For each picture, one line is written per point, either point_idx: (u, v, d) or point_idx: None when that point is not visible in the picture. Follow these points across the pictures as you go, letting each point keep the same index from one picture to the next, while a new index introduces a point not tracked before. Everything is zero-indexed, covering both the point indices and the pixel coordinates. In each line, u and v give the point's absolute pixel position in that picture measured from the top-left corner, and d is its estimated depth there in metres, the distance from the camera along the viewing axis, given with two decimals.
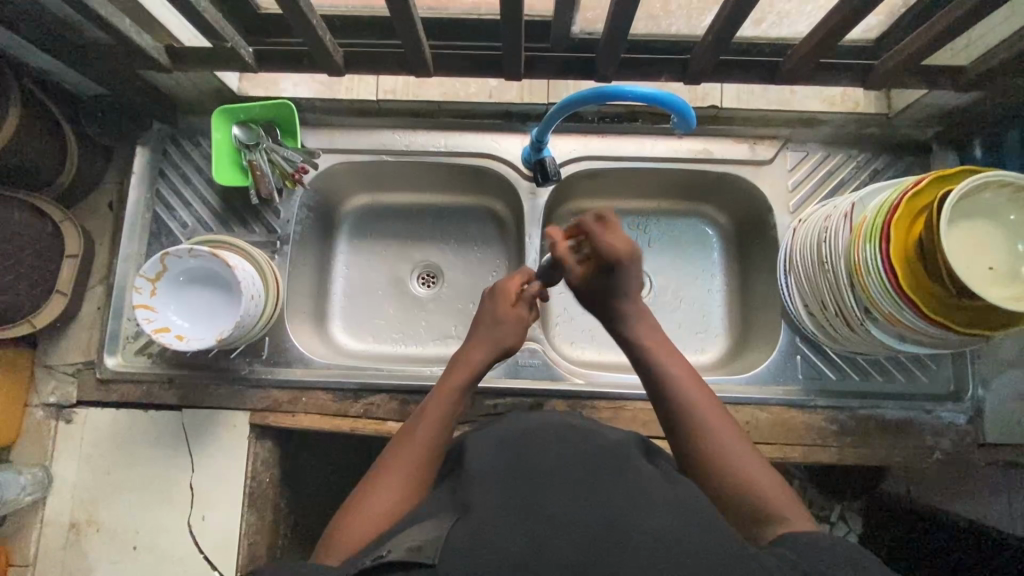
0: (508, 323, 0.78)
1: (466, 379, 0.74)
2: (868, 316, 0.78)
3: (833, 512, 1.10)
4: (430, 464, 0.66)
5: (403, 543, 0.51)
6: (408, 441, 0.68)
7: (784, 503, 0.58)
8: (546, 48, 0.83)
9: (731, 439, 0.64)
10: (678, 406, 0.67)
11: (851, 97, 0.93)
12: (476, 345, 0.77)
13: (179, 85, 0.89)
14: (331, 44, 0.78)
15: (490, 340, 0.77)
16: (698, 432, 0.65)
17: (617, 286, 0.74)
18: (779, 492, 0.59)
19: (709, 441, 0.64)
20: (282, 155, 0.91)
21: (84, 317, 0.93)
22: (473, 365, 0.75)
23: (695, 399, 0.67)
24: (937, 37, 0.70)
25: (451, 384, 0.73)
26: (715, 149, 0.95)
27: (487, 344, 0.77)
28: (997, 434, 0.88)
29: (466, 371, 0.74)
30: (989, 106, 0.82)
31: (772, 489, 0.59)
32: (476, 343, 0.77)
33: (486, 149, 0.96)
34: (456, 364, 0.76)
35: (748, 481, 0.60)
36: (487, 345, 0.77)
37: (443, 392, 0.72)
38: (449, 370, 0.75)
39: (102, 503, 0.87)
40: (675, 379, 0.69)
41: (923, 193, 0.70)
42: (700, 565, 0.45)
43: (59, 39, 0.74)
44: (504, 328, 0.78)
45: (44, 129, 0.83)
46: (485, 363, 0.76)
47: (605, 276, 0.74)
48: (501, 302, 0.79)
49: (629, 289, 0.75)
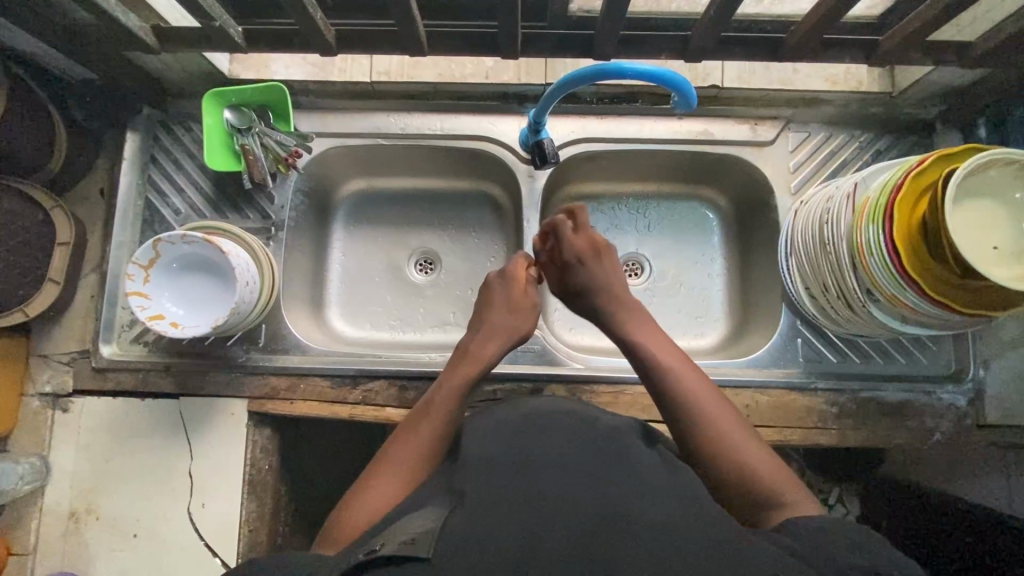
0: (522, 313, 0.82)
1: (479, 371, 0.75)
2: (870, 297, 0.77)
3: (831, 495, 1.12)
4: (433, 455, 0.66)
5: (396, 537, 0.49)
6: (410, 432, 0.68)
7: (793, 493, 0.58)
8: (543, 26, 0.82)
9: (742, 444, 0.62)
10: (668, 384, 0.68)
11: (852, 75, 0.91)
12: (489, 338, 0.79)
13: (169, 68, 0.87)
14: (322, 22, 0.76)
15: (500, 337, 0.79)
16: (718, 439, 0.62)
17: (588, 282, 0.80)
18: (781, 476, 0.59)
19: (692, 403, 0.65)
20: (275, 138, 0.89)
21: (78, 306, 0.92)
22: (485, 358, 0.77)
23: (709, 410, 0.64)
24: (942, 10, 0.69)
25: (462, 375, 0.74)
26: (715, 130, 0.93)
27: (500, 337, 0.79)
28: (998, 415, 0.88)
29: (478, 363, 0.76)
30: (995, 82, 0.80)
31: (774, 474, 0.59)
32: (489, 337, 0.79)
33: (481, 131, 0.94)
34: (467, 355, 0.77)
35: (728, 453, 0.61)
36: (496, 342, 0.79)
37: (451, 384, 0.73)
38: (460, 360, 0.77)
39: (101, 492, 0.87)
40: (689, 388, 0.66)
41: (927, 172, 0.68)
42: (702, 563, 0.44)
43: (42, 20, 0.73)
44: (517, 318, 0.82)
45: (31, 114, 0.81)
46: (492, 359, 0.77)
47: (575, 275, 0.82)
48: (513, 288, 0.84)
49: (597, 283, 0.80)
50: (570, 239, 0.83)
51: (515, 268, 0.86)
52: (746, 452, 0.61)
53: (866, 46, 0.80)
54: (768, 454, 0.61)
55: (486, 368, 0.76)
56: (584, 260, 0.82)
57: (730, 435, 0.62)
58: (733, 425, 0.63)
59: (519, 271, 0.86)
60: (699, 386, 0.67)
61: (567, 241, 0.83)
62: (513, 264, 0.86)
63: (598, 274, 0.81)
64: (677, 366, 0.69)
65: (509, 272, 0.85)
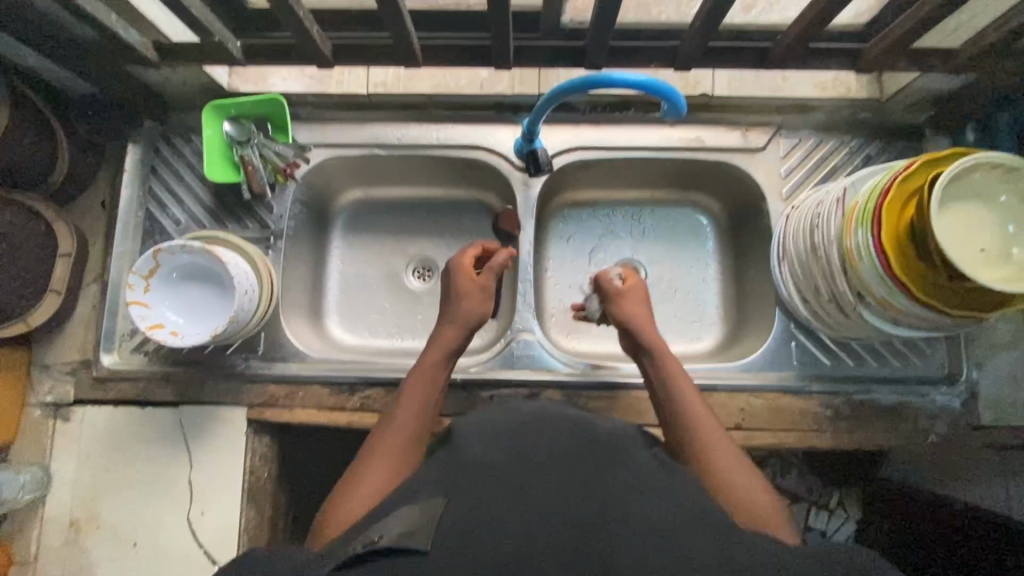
0: (474, 295, 0.79)
1: (445, 355, 0.76)
2: (861, 300, 0.78)
3: (831, 500, 1.10)
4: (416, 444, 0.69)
5: (394, 527, 0.49)
6: (392, 424, 0.69)
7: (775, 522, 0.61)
8: (535, 38, 0.83)
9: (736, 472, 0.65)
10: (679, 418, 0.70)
11: (841, 82, 0.92)
12: (448, 323, 0.78)
13: (169, 82, 0.89)
14: (319, 36, 0.77)
15: (457, 320, 0.78)
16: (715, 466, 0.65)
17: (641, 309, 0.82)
18: (769, 506, 0.62)
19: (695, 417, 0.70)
20: (273, 150, 0.90)
21: (79, 316, 0.93)
22: (448, 342, 0.77)
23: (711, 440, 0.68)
24: (925, 18, 0.70)
25: (429, 361, 0.75)
26: (707, 137, 0.95)
27: (457, 319, 0.78)
28: (992, 416, 0.89)
29: (442, 349, 0.76)
30: (981, 88, 0.82)
31: (763, 502, 0.62)
32: (448, 322, 0.78)
33: (476, 140, 0.96)
34: (431, 343, 0.77)
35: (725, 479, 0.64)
36: (457, 325, 0.78)
37: (422, 371, 0.74)
38: (425, 350, 0.76)
39: (101, 500, 0.88)
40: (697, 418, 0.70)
41: (914, 176, 0.70)
42: (692, 560, 0.44)
43: (45, 36, 0.74)
44: (467, 299, 0.79)
45: (34, 128, 0.83)
46: (456, 341, 0.77)
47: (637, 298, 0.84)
48: (461, 276, 0.81)
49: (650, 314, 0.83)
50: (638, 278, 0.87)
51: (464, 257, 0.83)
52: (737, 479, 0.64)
53: (853, 53, 0.82)
54: (759, 481, 0.64)
55: (452, 350, 0.76)
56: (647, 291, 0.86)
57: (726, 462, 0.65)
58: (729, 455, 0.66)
59: (467, 258, 0.83)
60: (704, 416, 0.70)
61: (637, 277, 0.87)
62: (462, 253, 0.84)
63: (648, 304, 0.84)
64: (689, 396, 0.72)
65: (456, 263, 0.82)
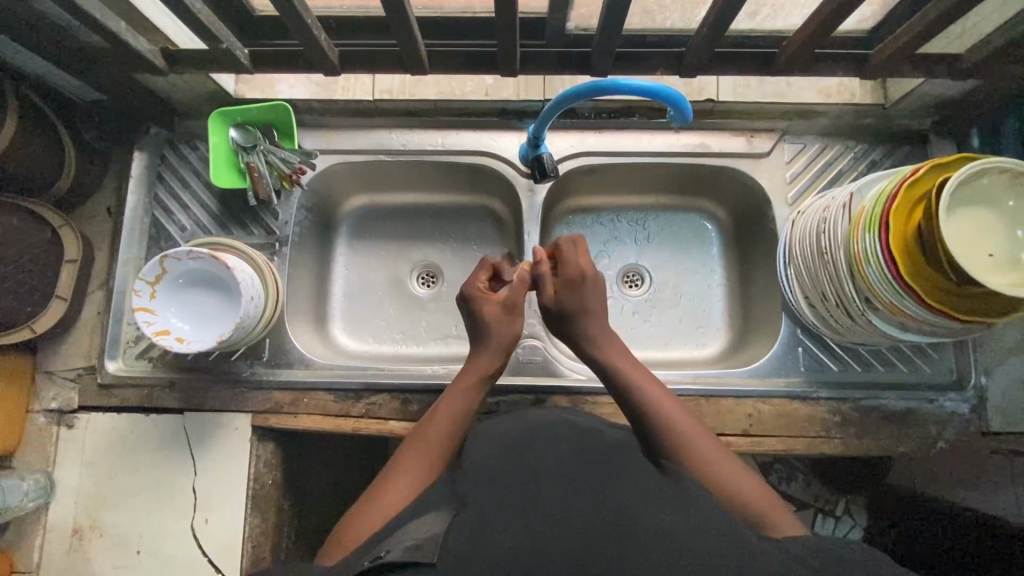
0: (506, 321, 0.78)
1: (479, 379, 0.75)
2: (869, 305, 0.77)
3: (838, 506, 1.10)
4: (445, 459, 0.67)
5: (401, 543, 0.50)
6: (420, 439, 0.68)
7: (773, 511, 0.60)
8: (541, 44, 0.83)
9: (723, 466, 0.63)
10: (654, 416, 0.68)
11: (844, 89, 0.93)
12: (485, 347, 0.77)
13: (176, 89, 0.89)
14: (326, 43, 0.78)
15: (493, 342, 0.77)
16: (699, 459, 0.64)
17: (578, 308, 0.77)
18: (762, 496, 0.61)
19: (669, 426, 0.67)
20: (279, 156, 0.90)
21: (83, 323, 0.93)
22: (484, 367, 0.76)
23: (689, 435, 0.66)
24: (931, 24, 0.70)
25: (464, 385, 0.74)
26: (712, 143, 0.95)
27: (494, 344, 0.77)
28: (1001, 421, 0.88)
29: (477, 373, 0.75)
30: (986, 93, 0.82)
31: (755, 495, 0.61)
32: (484, 346, 0.77)
33: (482, 147, 0.96)
34: (466, 368, 0.76)
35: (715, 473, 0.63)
36: (493, 348, 0.77)
37: (455, 391, 0.73)
38: (459, 375, 0.76)
39: (104, 508, 0.87)
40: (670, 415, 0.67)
41: (921, 181, 0.69)
42: (702, 567, 0.44)
43: (54, 44, 0.75)
44: (501, 323, 0.78)
45: (41, 135, 0.83)
46: (492, 366, 0.76)
47: (574, 296, 0.78)
48: (489, 299, 0.79)
49: (591, 312, 0.77)
50: (575, 261, 0.80)
51: (477, 278, 0.82)
52: (723, 471, 0.63)
53: (858, 59, 0.82)
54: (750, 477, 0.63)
55: (486, 376, 0.75)
56: (586, 282, 0.79)
57: (711, 459, 0.64)
58: (713, 452, 0.65)
59: (479, 280, 0.82)
60: (678, 413, 0.68)
61: (575, 263, 0.80)
62: (475, 275, 0.83)
63: (591, 303, 0.78)
64: (658, 394, 0.70)
65: (473, 290, 0.80)
